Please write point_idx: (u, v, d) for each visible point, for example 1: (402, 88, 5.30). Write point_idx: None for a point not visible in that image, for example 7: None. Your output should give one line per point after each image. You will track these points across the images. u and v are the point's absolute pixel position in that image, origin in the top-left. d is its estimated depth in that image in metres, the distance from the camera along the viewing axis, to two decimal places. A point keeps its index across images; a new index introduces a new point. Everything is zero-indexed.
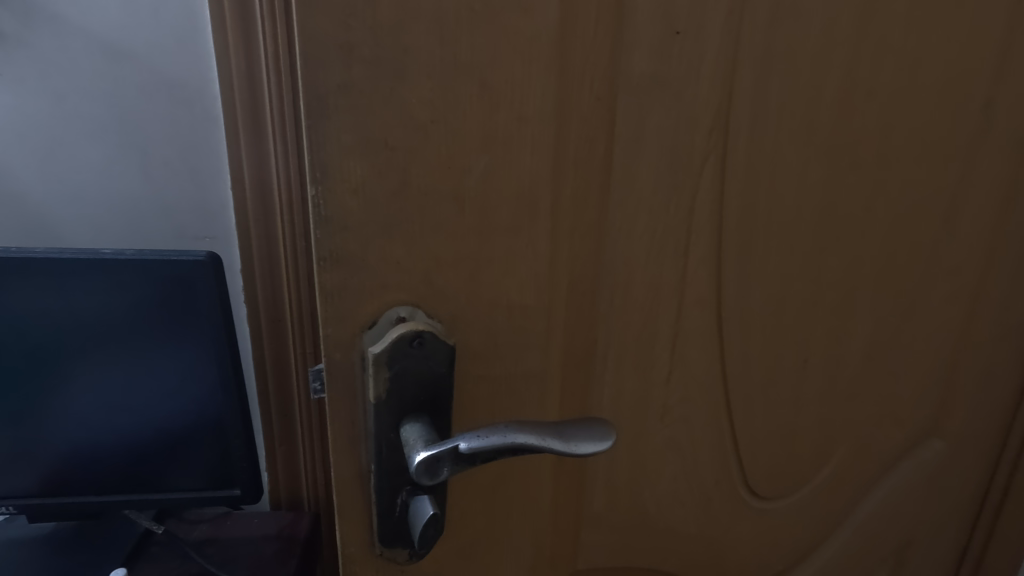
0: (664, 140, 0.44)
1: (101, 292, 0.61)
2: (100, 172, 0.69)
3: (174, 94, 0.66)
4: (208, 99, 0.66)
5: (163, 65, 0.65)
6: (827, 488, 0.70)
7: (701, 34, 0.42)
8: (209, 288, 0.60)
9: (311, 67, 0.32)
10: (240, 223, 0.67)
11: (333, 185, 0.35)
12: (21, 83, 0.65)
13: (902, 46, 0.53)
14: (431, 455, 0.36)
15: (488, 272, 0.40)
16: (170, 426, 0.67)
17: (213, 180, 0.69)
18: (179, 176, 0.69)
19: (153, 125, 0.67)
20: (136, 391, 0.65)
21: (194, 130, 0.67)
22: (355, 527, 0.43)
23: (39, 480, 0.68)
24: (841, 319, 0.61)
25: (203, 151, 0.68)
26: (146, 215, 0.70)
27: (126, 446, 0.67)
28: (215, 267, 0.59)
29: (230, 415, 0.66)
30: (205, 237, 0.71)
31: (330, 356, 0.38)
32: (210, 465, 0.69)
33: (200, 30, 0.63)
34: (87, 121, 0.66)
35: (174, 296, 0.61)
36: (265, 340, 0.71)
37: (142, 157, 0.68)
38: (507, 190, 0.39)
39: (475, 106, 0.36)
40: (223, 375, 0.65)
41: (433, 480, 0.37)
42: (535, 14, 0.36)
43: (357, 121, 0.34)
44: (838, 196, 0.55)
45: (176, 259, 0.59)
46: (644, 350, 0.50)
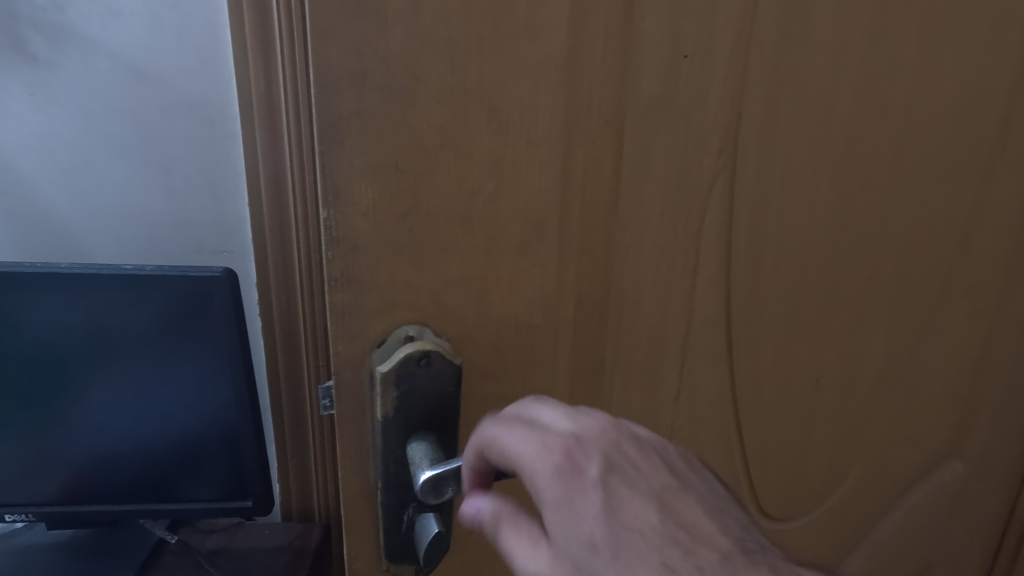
0: (673, 161, 0.44)
1: (124, 305, 0.62)
2: (124, 189, 0.71)
3: (197, 113, 0.68)
4: (230, 116, 0.68)
5: (186, 86, 0.67)
6: (842, 507, 0.71)
7: (709, 58, 0.43)
8: (225, 302, 0.61)
9: (323, 95, 0.33)
10: (257, 238, 0.69)
11: (344, 209, 0.36)
12: (51, 103, 0.67)
13: (912, 65, 0.53)
14: (435, 475, 0.37)
15: (496, 292, 0.41)
16: (187, 438, 0.68)
17: (232, 197, 0.71)
18: (199, 192, 0.71)
19: (174, 143, 0.69)
20: (154, 403, 0.67)
21: (214, 149, 0.69)
22: (362, 545, 0.43)
23: (59, 489, 0.70)
24: (853, 337, 0.62)
25: (223, 170, 0.70)
26: (167, 229, 0.72)
27: (144, 456, 0.69)
28: (232, 283, 0.61)
29: (244, 429, 0.67)
30: (223, 252, 0.73)
31: (339, 374, 0.39)
32: (225, 476, 0.70)
33: (221, 51, 0.66)
34: (112, 139, 0.69)
35: (193, 310, 0.62)
36: (279, 353, 0.72)
37: (164, 174, 0.70)
38: (517, 211, 0.39)
39: (484, 129, 0.37)
40: (237, 390, 0.66)
41: (438, 499, 0.37)
42: (544, 40, 0.37)
43: (369, 147, 0.35)
44: (846, 216, 0.56)
45: (193, 275, 0.60)
46: (653, 368, 0.50)
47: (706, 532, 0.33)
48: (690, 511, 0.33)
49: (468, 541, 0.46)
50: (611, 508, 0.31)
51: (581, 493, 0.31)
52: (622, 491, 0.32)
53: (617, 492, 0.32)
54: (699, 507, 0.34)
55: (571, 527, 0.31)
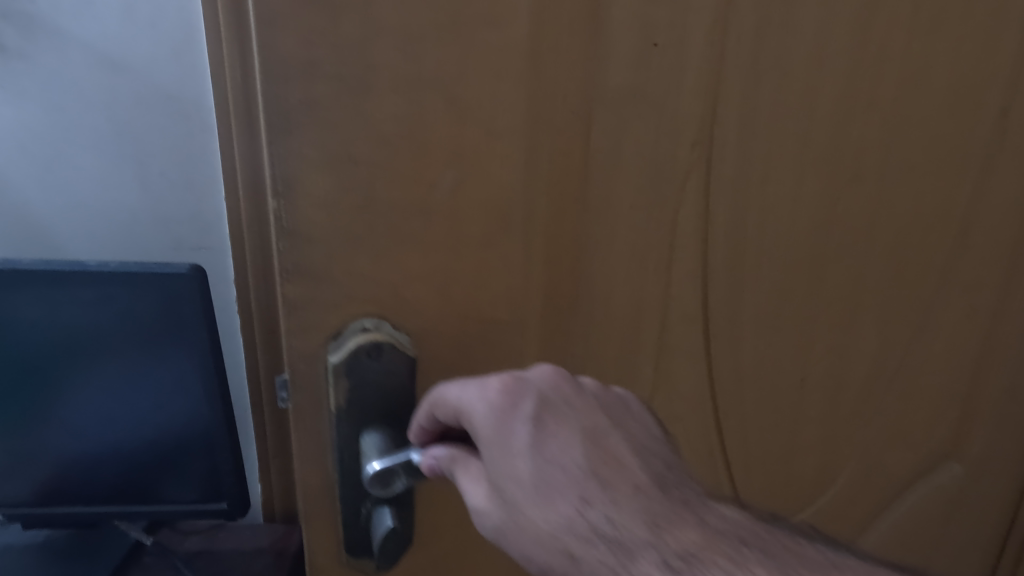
0: (644, 153, 0.43)
1: (92, 304, 0.62)
2: (101, 183, 0.71)
3: (172, 106, 0.68)
4: (205, 109, 0.68)
5: (161, 78, 0.67)
6: (840, 502, 0.70)
7: (681, 46, 0.42)
8: (194, 302, 0.61)
9: (271, 82, 0.33)
10: (234, 232, 0.69)
11: (295, 199, 0.35)
12: (23, 96, 0.67)
13: (903, 55, 0.51)
14: (383, 467, 0.37)
15: (458, 285, 0.40)
16: (161, 435, 0.69)
17: (208, 191, 0.71)
18: (175, 187, 0.71)
19: (151, 137, 0.69)
20: (128, 399, 0.67)
21: (191, 143, 0.69)
22: (323, 538, 0.43)
23: (38, 483, 0.71)
24: (841, 336, 0.60)
25: (199, 164, 0.70)
26: (144, 225, 0.73)
27: (121, 451, 0.69)
28: (198, 282, 0.60)
29: (216, 427, 0.68)
30: (201, 247, 0.73)
31: (294, 366, 0.39)
32: (200, 474, 0.71)
33: (195, 43, 0.66)
34: (88, 133, 0.69)
35: (161, 309, 0.62)
36: (260, 349, 0.71)
37: (139, 169, 0.70)
38: (478, 203, 0.39)
39: (442, 119, 0.36)
40: (209, 388, 0.66)
41: (385, 490, 0.38)
42: (503, 27, 0.36)
43: (320, 136, 0.34)
44: (833, 211, 0.54)
45: (158, 274, 0.60)
46: (626, 364, 0.49)
47: (629, 469, 0.34)
48: (618, 448, 0.35)
49: (433, 536, 0.45)
50: (541, 444, 0.33)
51: (511, 428, 0.34)
52: (553, 428, 0.34)
53: (548, 429, 0.34)
54: (627, 445, 0.35)
55: (502, 460, 0.33)
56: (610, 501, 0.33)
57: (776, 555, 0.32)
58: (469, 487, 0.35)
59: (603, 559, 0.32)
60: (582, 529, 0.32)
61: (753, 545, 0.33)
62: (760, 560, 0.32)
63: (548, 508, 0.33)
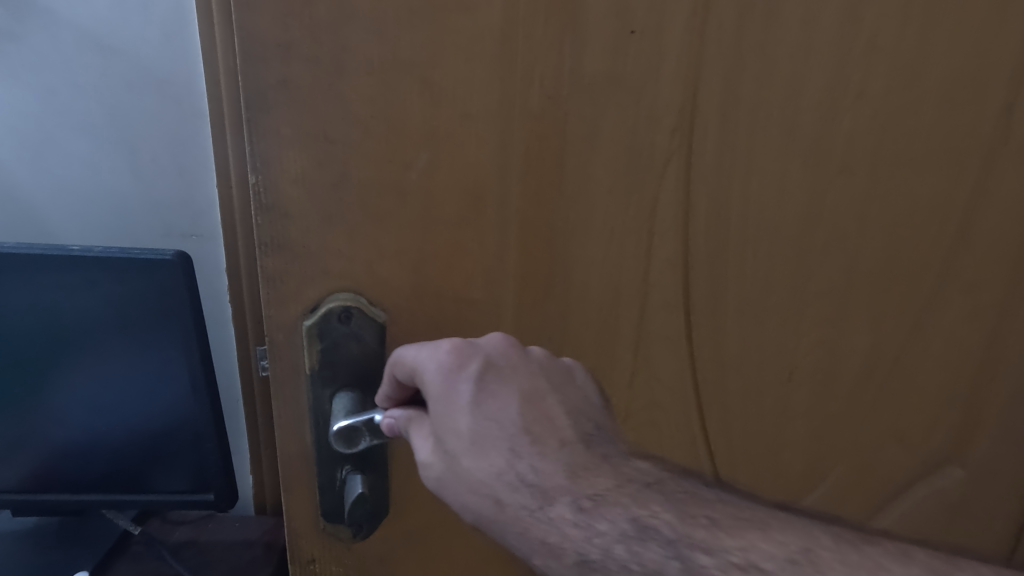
0: (622, 139, 0.44)
1: (76, 287, 0.62)
2: (97, 170, 0.74)
3: (163, 94, 0.71)
4: (196, 95, 0.71)
5: (153, 65, 0.70)
6: (845, 488, 0.69)
7: (659, 34, 0.42)
8: (179, 289, 0.62)
9: (249, 62, 0.34)
10: (226, 221, 0.74)
11: (272, 175, 0.37)
12: (19, 80, 0.70)
13: (896, 45, 0.50)
14: (347, 426, 0.40)
15: (432, 264, 0.41)
16: (147, 421, 0.69)
17: (199, 177, 0.75)
18: (165, 171, 0.74)
19: (143, 124, 0.72)
20: (114, 383, 0.67)
21: (182, 131, 0.73)
22: (301, 505, 0.45)
23: (23, 464, 0.71)
24: (831, 330, 0.60)
25: (189, 150, 0.73)
26: (134, 209, 0.76)
27: (107, 435, 0.70)
28: (184, 268, 0.61)
29: (201, 416, 0.68)
30: (192, 234, 0.76)
31: (273, 336, 0.40)
32: (187, 462, 0.71)
33: (188, 32, 0.69)
34: (84, 120, 0.72)
35: (148, 294, 0.62)
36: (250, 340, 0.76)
37: (131, 154, 0.74)
38: (452, 184, 0.40)
39: (416, 102, 0.37)
40: (196, 378, 0.66)
41: (351, 448, 0.41)
42: (476, 13, 0.37)
43: (297, 115, 0.36)
44: (821, 203, 0.54)
45: (145, 260, 0.60)
46: (604, 349, 0.50)
47: (559, 426, 0.37)
48: (551, 408, 0.37)
49: (409, 509, 0.47)
50: (480, 401, 0.36)
51: (455, 385, 0.36)
52: (494, 388, 0.37)
53: (488, 389, 0.36)
54: (561, 406, 0.38)
55: (444, 413, 0.36)
56: (537, 453, 0.36)
57: (677, 496, 0.34)
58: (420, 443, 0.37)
59: (525, 504, 0.35)
60: (510, 477, 0.35)
61: (659, 487, 0.35)
62: (659, 500, 0.34)
63: (482, 460, 0.35)
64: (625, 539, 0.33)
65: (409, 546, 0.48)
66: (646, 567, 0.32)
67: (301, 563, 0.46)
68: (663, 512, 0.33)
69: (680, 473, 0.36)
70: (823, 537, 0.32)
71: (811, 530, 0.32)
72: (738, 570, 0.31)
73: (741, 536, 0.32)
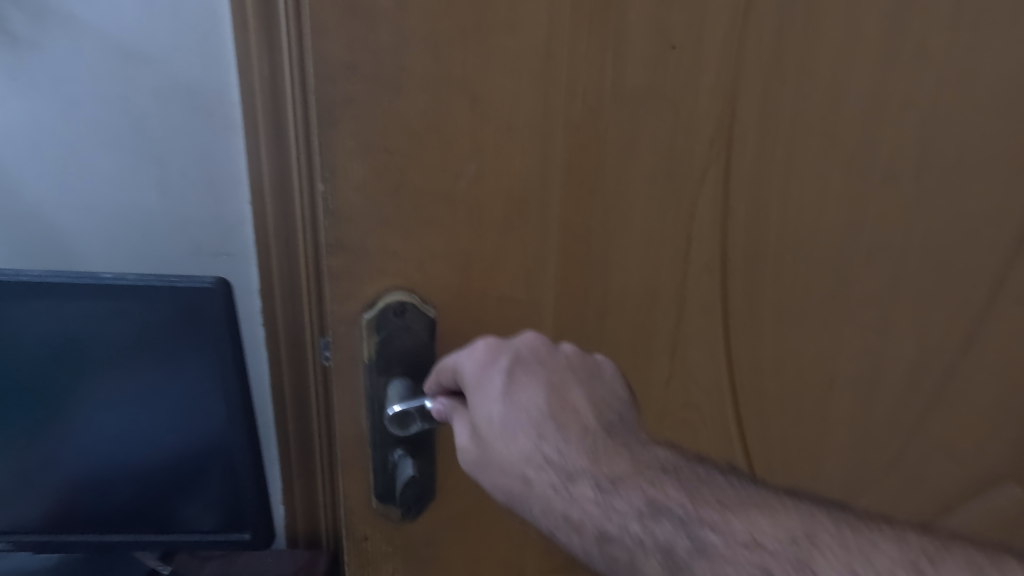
0: (660, 148, 0.46)
1: (109, 317, 0.57)
2: (117, 182, 0.67)
3: (193, 101, 0.63)
4: (229, 107, 0.64)
5: (182, 71, 0.62)
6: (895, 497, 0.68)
7: (698, 48, 0.44)
8: (217, 316, 0.56)
9: (320, 83, 0.38)
10: (259, 237, 0.67)
11: (337, 183, 0.40)
12: (36, 89, 0.63)
13: (944, 54, 0.50)
14: (401, 410, 0.43)
15: (478, 265, 0.45)
16: (174, 459, 0.62)
17: (231, 194, 0.67)
18: (196, 188, 0.67)
19: (171, 135, 0.64)
20: (139, 420, 0.61)
21: (211, 141, 0.65)
22: (354, 487, 0.48)
23: (39, 508, 0.64)
24: (875, 338, 0.60)
25: (219, 163, 0.66)
26: (160, 227, 0.68)
27: (134, 475, 0.63)
28: (224, 297, 0.55)
29: (236, 451, 0.62)
30: (222, 252, 0.69)
31: (334, 327, 0.44)
32: (219, 505, 0.65)
33: (220, 33, 0.61)
34: (104, 128, 0.64)
35: (183, 323, 0.57)
36: (287, 368, 0.71)
37: (160, 169, 0.66)
38: (499, 191, 0.43)
39: (467, 116, 0.41)
40: (232, 414, 0.60)
41: (404, 431, 0.44)
42: (523, 32, 0.40)
43: (360, 130, 0.39)
44: (864, 210, 0.54)
45: (179, 287, 0.55)
46: (640, 350, 0.52)
47: (584, 415, 0.39)
48: (576, 399, 0.39)
49: (451, 494, 0.50)
50: (512, 391, 0.39)
51: (489, 376, 0.39)
52: (523, 379, 0.39)
53: (519, 380, 0.39)
54: (586, 398, 0.40)
55: (479, 403, 0.39)
56: (562, 439, 0.38)
57: (690, 482, 0.36)
58: (461, 429, 0.40)
59: (550, 484, 0.37)
60: (537, 460, 0.37)
61: (673, 473, 0.36)
62: (674, 484, 0.36)
63: (512, 445, 0.37)
64: (642, 518, 0.35)
65: (452, 528, 0.51)
66: (659, 545, 0.34)
67: (353, 541, 0.50)
68: (676, 495, 0.35)
69: (693, 459, 0.38)
70: (822, 518, 0.33)
71: (814, 513, 0.34)
72: (744, 549, 0.33)
73: (747, 519, 0.34)
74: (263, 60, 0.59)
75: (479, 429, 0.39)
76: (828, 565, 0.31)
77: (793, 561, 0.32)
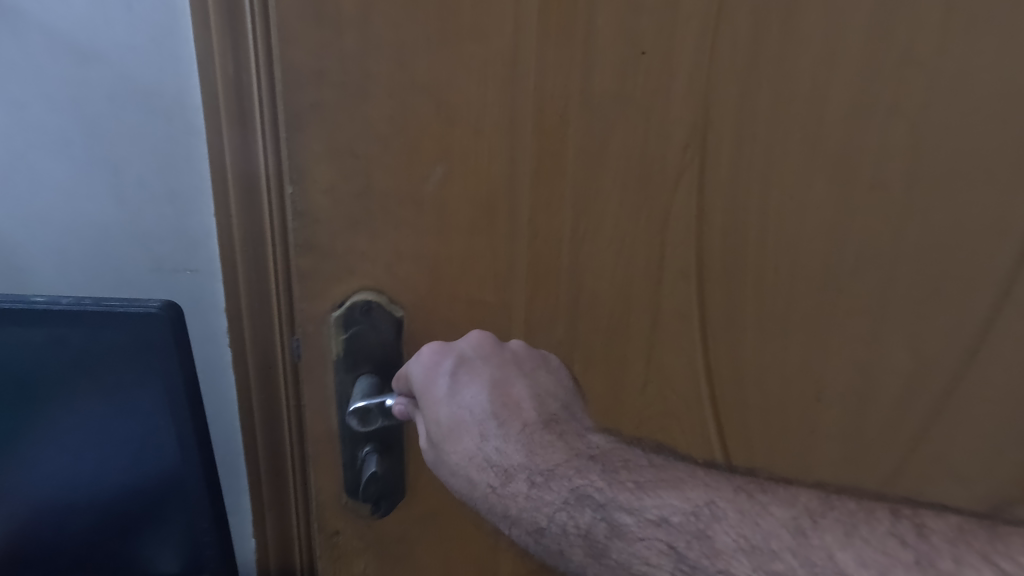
0: (631, 153, 0.46)
1: (36, 348, 0.46)
2: (64, 196, 0.56)
3: (151, 104, 0.53)
4: (189, 108, 0.53)
5: (137, 70, 0.52)
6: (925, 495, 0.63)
7: (669, 55, 0.44)
8: (164, 344, 0.45)
9: (288, 88, 0.39)
10: (225, 252, 0.56)
11: (305, 185, 0.42)
12: None
13: (935, 58, 0.49)
14: (362, 407, 0.45)
15: (446, 267, 0.45)
16: (125, 505, 0.52)
17: (194, 205, 0.57)
18: (157, 201, 0.56)
19: (126, 140, 0.54)
20: (78, 467, 0.50)
21: (174, 150, 0.55)
22: (325, 482, 0.49)
23: None
24: (868, 351, 0.57)
25: (183, 172, 0.55)
26: (116, 243, 0.58)
27: (80, 528, 0.52)
28: (173, 320, 0.45)
29: (196, 495, 0.51)
30: (185, 269, 0.59)
31: (304, 326, 0.45)
32: (184, 557, 0.54)
33: (179, 26, 0.51)
34: (49, 133, 0.54)
35: (124, 352, 0.46)
36: (253, 389, 0.60)
37: (115, 178, 0.56)
38: (466, 194, 0.44)
39: (432, 120, 0.41)
40: (184, 454, 0.49)
41: (366, 427, 0.46)
42: (488, 39, 0.41)
43: (327, 134, 0.41)
44: (852, 218, 0.52)
45: (121, 311, 0.45)
46: (613, 355, 0.52)
47: (523, 409, 0.39)
48: (517, 394, 0.40)
49: (422, 493, 0.51)
50: (455, 391, 0.40)
51: (433, 380, 0.41)
52: (466, 379, 0.41)
53: (462, 380, 0.40)
54: (527, 392, 0.41)
55: (428, 406, 0.41)
56: (501, 435, 0.38)
57: (614, 467, 0.35)
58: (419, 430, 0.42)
59: (489, 482, 0.38)
60: (478, 459, 0.38)
61: (598, 458, 0.36)
62: (598, 470, 0.35)
63: (456, 445, 0.39)
64: (567, 506, 0.35)
65: (422, 527, 0.52)
66: (581, 530, 0.34)
67: (325, 534, 0.51)
68: (597, 481, 0.35)
69: (627, 445, 0.38)
70: (725, 488, 0.32)
71: (720, 485, 0.33)
72: (654, 528, 0.32)
73: (656, 495, 0.33)
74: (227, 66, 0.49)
75: (429, 431, 0.41)
76: (725, 534, 0.31)
77: (694, 531, 0.31)
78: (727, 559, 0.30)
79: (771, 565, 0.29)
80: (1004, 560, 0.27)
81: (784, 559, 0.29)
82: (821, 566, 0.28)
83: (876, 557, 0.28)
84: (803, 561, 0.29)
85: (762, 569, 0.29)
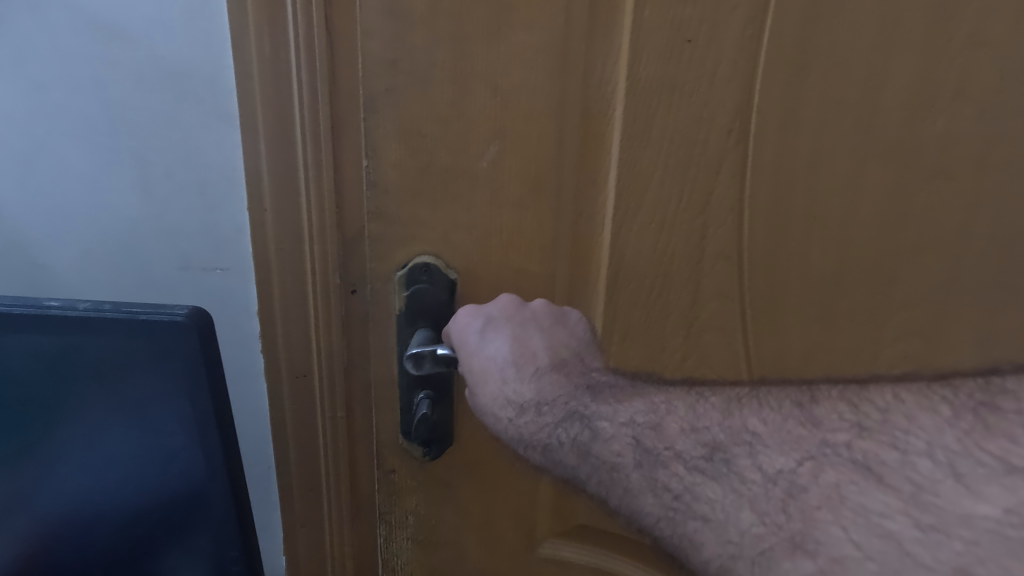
0: (673, 136, 0.49)
1: (63, 354, 0.44)
2: (95, 189, 0.56)
3: (181, 88, 0.51)
4: (221, 94, 0.51)
5: (167, 52, 0.50)
6: None
7: (714, 42, 0.46)
8: (187, 354, 0.43)
9: (367, 76, 0.46)
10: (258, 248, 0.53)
11: (378, 161, 0.48)
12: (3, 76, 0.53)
13: (1008, 40, 0.47)
14: (416, 351, 0.50)
15: (496, 237, 0.51)
16: (139, 517, 0.50)
17: (223, 198, 0.55)
18: (181, 192, 0.55)
19: (155, 129, 0.53)
20: (97, 478, 0.48)
21: (205, 138, 0.53)
22: (386, 424, 0.56)
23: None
24: (928, 346, 0.55)
25: (208, 160, 0.54)
26: (150, 240, 0.58)
27: (94, 538, 0.50)
28: (199, 333, 0.43)
29: (222, 507, 0.49)
30: (215, 269, 0.58)
31: (372, 284, 0.52)
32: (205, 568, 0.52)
33: (214, 10, 0.48)
34: (80, 123, 0.54)
35: (145, 361, 0.44)
36: (285, 407, 0.58)
37: (146, 172, 0.55)
38: (517, 171, 0.49)
39: (488, 105, 0.47)
40: (209, 465, 0.47)
41: (417, 370, 0.50)
42: (540, 31, 0.45)
43: (397, 116, 0.47)
44: (910, 205, 0.51)
45: (146, 319, 0.43)
46: (652, 329, 0.55)
47: (537, 356, 0.47)
48: (534, 344, 0.47)
49: (468, 442, 0.56)
50: (483, 345, 0.48)
51: (467, 338, 0.48)
52: (492, 334, 0.48)
53: (488, 336, 0.48)
54: (543, 343, 0.48)
55: (464, 358, 0.48)
56: (519, 378, 0.46)
57: (602, 390, 0.43)
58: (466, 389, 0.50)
59: (507, 416, 0.45)
60: (500, 399, 0.46)
61: (592, 386, 0.44)
62: (587, 394, 0.43)
63: (486, 388, 0.47)
64: (563, 421, 0.42)
65: (468, 473, 0.57)
66: (573, 440, 0.41)
67: (383, 471, 0.57)
68: (587, 401, 0.42)
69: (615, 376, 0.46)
70: (680, 390, 0.40)
71: (678, 392, 0.40)
72: (625, 427, 0.39)
73: (628, 406, 0.40)
74: (268, 82, 0.48)
75: (469, 381, 0.48)
76: (675, 423, 0.38)
77: (649, 423, 0.38)
78: (674, 440, 0.37)
79: (705, 435, 0.36)
80: (857, 397, 0.33)
81: (712, 432, 0.36)
82: (740, 434, 0.35)
83: (773, 417, 0.35)
84: (727, 433, 0.36)
85: (700, 441, 0.36)
